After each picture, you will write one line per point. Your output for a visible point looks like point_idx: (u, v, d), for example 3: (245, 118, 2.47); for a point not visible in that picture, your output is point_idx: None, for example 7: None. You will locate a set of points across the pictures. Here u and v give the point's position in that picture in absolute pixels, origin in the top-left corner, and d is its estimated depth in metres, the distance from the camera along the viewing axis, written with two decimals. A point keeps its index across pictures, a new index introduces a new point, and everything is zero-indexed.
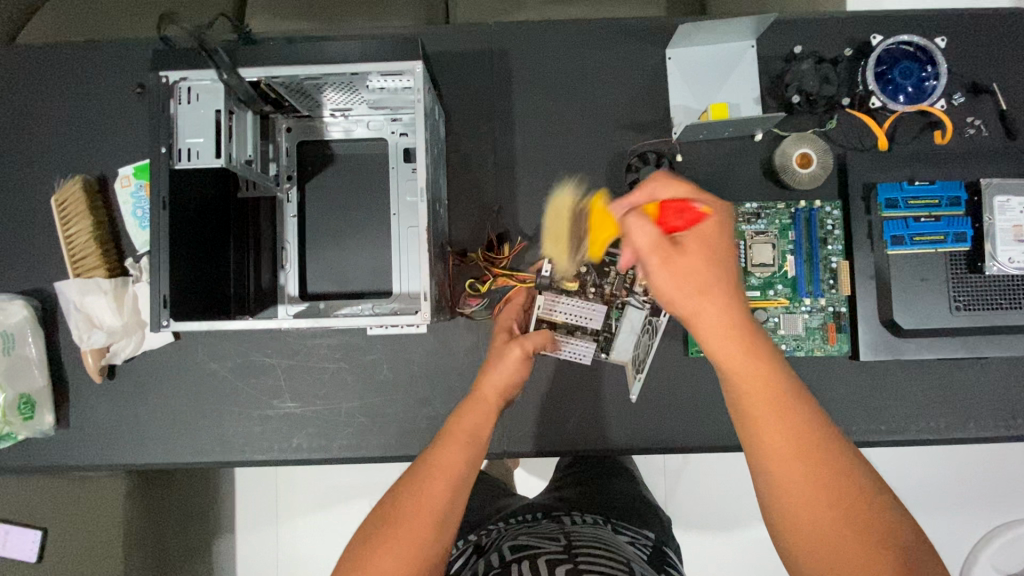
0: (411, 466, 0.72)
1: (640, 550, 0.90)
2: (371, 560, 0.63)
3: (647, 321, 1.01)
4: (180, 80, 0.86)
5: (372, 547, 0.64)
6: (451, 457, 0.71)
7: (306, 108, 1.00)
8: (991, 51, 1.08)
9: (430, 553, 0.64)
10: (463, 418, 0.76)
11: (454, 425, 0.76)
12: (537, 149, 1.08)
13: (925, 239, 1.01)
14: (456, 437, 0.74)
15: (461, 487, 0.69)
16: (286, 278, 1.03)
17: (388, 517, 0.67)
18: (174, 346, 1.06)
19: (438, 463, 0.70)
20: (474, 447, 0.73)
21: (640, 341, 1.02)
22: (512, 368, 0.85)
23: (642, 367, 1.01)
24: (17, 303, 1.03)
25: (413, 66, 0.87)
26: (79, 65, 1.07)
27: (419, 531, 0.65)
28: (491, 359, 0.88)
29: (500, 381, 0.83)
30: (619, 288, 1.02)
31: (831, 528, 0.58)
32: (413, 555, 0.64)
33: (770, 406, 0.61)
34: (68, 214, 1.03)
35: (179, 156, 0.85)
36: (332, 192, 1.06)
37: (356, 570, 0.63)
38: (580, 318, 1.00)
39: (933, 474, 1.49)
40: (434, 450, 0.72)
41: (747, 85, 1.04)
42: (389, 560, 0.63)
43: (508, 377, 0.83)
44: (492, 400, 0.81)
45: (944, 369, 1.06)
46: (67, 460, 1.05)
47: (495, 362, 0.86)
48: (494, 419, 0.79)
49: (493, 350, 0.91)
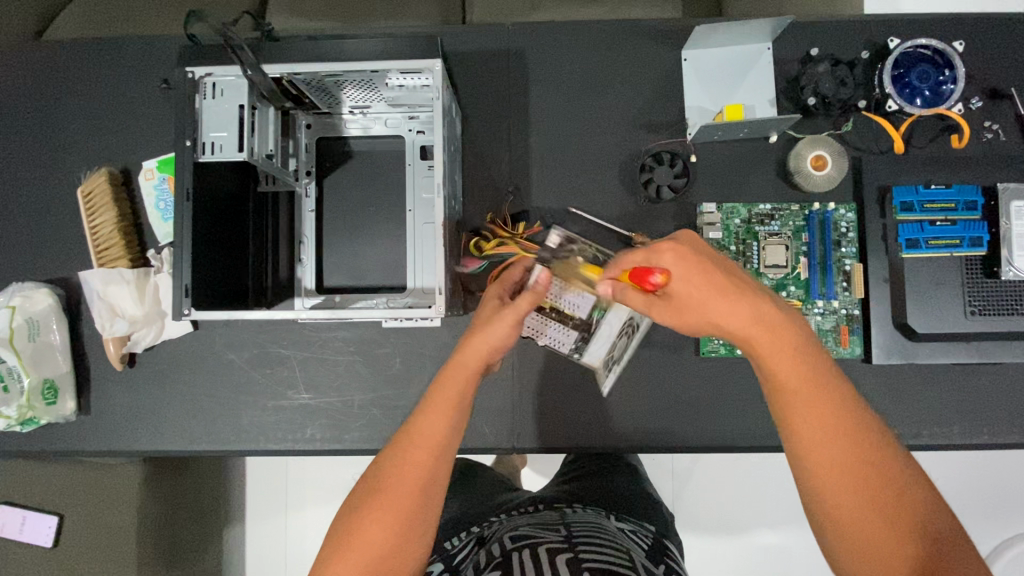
0: (394, 438, 0.74)
1: (639, 540, 0.91)
2: (358, 532, 0.68)
3: (628, 322, 1.03)
4: (206, 76, 0.88)
5: (361, 519, 0.69)
6: (432, 429, 0.73)
7: (325, 105, 1.02)
8: (1010, 55, 1.08)
9: (416, 519, 0.69)
10: (446, 382, 0.76)
11: (437, 392, 0.75)
12: (553, 148, 1.09)
13: (941, 242, 1.00)
14: (433, 412, 0.73)
15: (441, 455, 0.72)
16: (303, 270, 1.06)
17: (372, 490, 0.70)
18: (193, 336, 1.08)
19: (419, 434, 0.72)
20: (454, 421, 0.74)
21: (616, 343, 1.04)
22: (497, 335, 0.77)
23: (617, 362, 1.03)
24: (42, 291, 1.06)
25: (432, 64, 0.89)
26: (106, 61, 1.10)
27: (401, 502, 0.69)
28: (481, 323, 0.80)
29: (481, 348, 0.77)
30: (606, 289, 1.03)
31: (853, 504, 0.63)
32: (397, 525, 0.69)
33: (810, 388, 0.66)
34: (93, 205, 1.05)
35: (203, 149, 0.88)
36: (349, 187, 1.08)
37: (346, 537, 0.68)
38: (569, 304, 1.03)
39: (944, 483, 1.48)
40: (418, 420, 0.74)
41: (763, 86, 1.05)
42: (377, 532, 0.68)
43: (496, 345, 0.76)
44: (472, 364, 0.76)
45: (958, 374, 1.05)
46: (86, 445, 1.08)
47: (482, 326, 0.79)
48: (475, 383, 0.77)
49: (482, 315, 0.84)
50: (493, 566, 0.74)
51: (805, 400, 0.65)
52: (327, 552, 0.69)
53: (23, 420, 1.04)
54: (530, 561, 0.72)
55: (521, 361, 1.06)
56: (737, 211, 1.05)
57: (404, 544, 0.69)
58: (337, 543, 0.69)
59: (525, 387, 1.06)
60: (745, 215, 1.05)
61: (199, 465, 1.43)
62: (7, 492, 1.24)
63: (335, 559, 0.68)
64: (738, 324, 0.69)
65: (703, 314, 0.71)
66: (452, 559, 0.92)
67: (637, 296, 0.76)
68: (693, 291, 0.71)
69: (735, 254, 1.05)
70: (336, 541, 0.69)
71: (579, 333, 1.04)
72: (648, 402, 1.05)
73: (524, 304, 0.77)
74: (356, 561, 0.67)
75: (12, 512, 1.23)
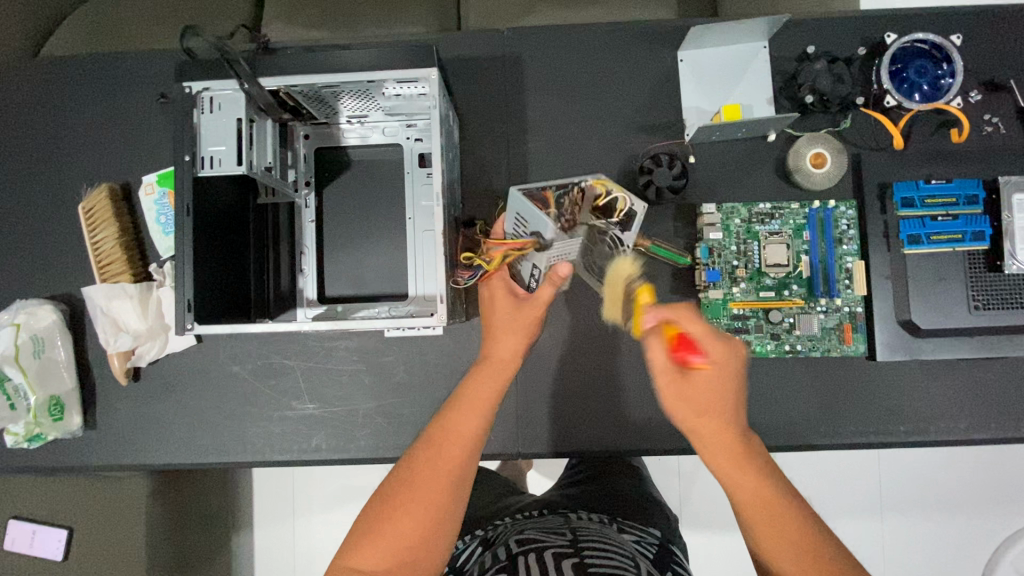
0: (427, 432, 0.77)
1: (644, 549, 0.89)
2: (389, 521, 0.69)
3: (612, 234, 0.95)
4: (203, 90, 0.88)
5: (392, 510, 0.70)
6: (465, 424, 0.76)
7: (323, 115, 1.03)
8: (1009, 48, 1.07)
9: (443, 513, 0.70)
10: (479, 380, 0.81)
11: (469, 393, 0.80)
12: (550, 152, 1.09)
13: (943, 238, 1.00)
14: (466, 408, 0.78)
15: (471, 450, 0.75)
16: (305, 281, 1.06)
17: (405, 481, 0.72)
18: (197, 349, 1.08)
19: (455, 430, 0.75)
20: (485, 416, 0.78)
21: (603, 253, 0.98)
22: (524, 333, 0.88)
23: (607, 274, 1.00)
24: (46, 307, 1.06)
25: (429, 73, 0.89)
26: (104, 77, 1.11)
27: (434, 493, 0.71)
28: (506, 322, 0.89)
29: (514, 345, 0.86)
30: (571, 210, 0.94)
31: None
32: (427, 517, 0.70)
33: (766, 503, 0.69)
34: (94, 221, 1.05)
35: (203, 164, 0.89)
36: (349, 196, 1.08)
37: (375, 528, 0.69)
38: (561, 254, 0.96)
39: (954, 476, 1.47)
40: (451, 416, 0.77)
41: (760, 85, 1.05)
42: (407, 523, 0.69)
43: (523, 343, 0.86)
44: (502, 366, 0.84)
45: (963, 369, 1.05)
46: (93, 459, 1.08)
47: (506, 329, 0.88)
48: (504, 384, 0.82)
49: (501, 317, 0.90)
50: (497, 570, 0.74)
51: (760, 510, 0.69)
52: (355, 539, 0.69)
53: (30, 437, 1.05)
54: (535, 565, 0.73)
55: (524, 366, 1.06)
56: (737, 211, 1.04)
57: (430, 537, 0.69)
58: (362, 534, 0.69)
59: (529, 392, 1.06)
60: (745, 216, 1.05)
61: (208, 475, 1.44)
62: (20, 506, 1.25)
63: (363, 548, 0.68)
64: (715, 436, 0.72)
65: (701, 411, 0.72)
66: (457, 562, 0.92)
67: (662, 357, 0.73)
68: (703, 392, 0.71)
69: (736, 254, 1.04)
70: (363, 532, 0.69)
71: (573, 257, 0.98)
72: (652, 405, 1.05)
73: (546, 293, 0.88)
74: (385, 547, 0.68)
75: (22, 526, 1.24)
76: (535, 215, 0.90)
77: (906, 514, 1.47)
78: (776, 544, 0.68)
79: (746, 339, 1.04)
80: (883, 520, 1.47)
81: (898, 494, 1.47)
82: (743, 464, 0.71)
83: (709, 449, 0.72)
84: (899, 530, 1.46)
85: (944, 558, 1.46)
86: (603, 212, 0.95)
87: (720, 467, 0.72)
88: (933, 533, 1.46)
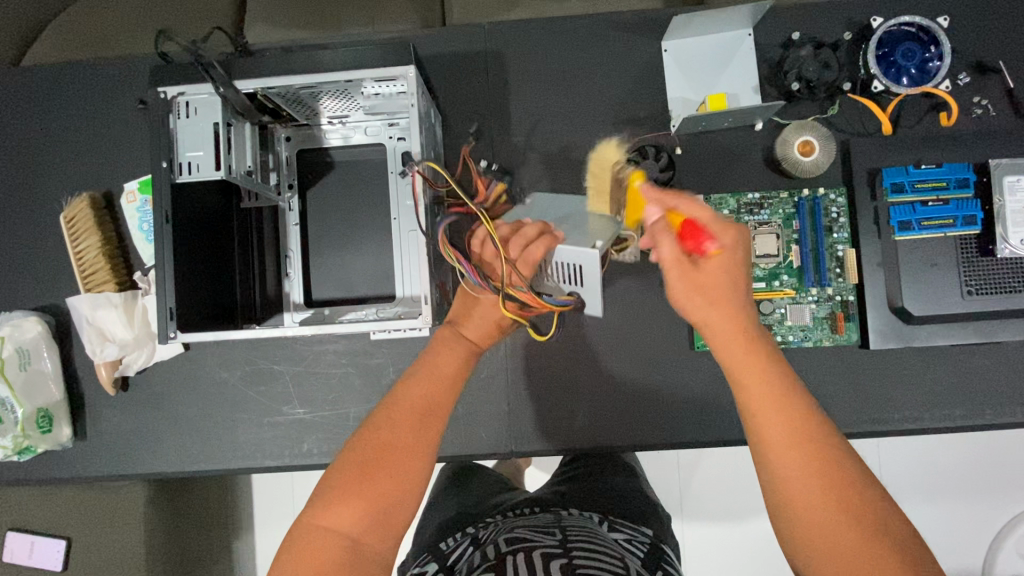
0: (398, 392, 0.75)
1: (635, 548, 0.88)
2: (366, 482, 0.67)
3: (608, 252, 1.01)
4: (179, 95, 0.87)
5: (371, 473, 0.68)
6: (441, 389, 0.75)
7: (304, 117, 1.01)
8: (998, 29, 1.05)
9: (420, 483, 0.70)
10: (455, 352, 0.80)
11: (443, 357, 0.79)
12: (536, 147, 1.08)
13: (934, 223, 0.99)
14: (440, 376, 0.76)
15: (445, 416, 0.74)
16: (291, 285, 1.05)
17: (384, 443, 0.70)
18: (185, 356, 1.08)
19: (434, 400, 0.74)
20: (455, 383, 0.77)
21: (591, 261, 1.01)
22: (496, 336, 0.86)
23: None
24: (31, 319, 1.05)
25: (407, 70, 0.88)
26: (82, 85, 1.09)
27: (413, 457, 0.70)
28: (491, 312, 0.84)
29: (492, 330, 0.84)
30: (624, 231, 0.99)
31: (807, 490, 0.60)
32: (405, 483, 0.68)
33: (769, 391, 0.65)
34: (76, 231, 1.05)
35: (180, 170, 0.87)
36: (333, 199, 1.07)
37: (350, 487, 0.67)
38: None
39: (956, 461, 1.46)
40: (430, 384, 0.75)
41: (744, 74, 1.03)
42: (384, 483, 0.68)
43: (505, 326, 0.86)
44: (474, 340, 0.83)
45: (957, 356, 1.04)
46: (85, 470, 1.08)
47: (488, 335, 0.84)
48: (474, 358, 0.82)
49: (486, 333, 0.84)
50: (484, 570, 0.74)
51: (760, 395, 0.65)
52: (329, 497, 0.67)
53: (20, 450, 1.04)
54: (521, 565, 0.72)
55: (514, 364, 1.06)
56: (725, 201, 1.04)
57: (406, 503, 0.68)
58: (335, 497, 0.67)
59: (521, 390, 1.06)
60: (733, 207, 1.04)
61: (205, 482, 1.43)
62: (17, 518, 1.24)
63: (336, 510, 0.66)
64: (719, 324, 0.70)
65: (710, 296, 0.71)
66: (446, 561, 0.90)
67: (671, 247, 0.72)
68: (713, 281, 0.71)
69: None
70: (336, 491, 0.67)
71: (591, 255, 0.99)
72: (645, 400, 1.04)
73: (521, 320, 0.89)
74: (361, 509, 0.66)
75: (19, 537, 1.24)
76: (592, 294, 0.83)
77: (908, 500, 1.46)
78: (772, 426, 0.63)
79: None
80: None
81: (899, 481, 1.47)
82: (752, 355, 0.68)
83: (717, 336, 0.70)
84: None
85: (947, 542, 1.45)
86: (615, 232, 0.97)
87: (726, 354, 0.69)
88: (936, 518, 1.46)
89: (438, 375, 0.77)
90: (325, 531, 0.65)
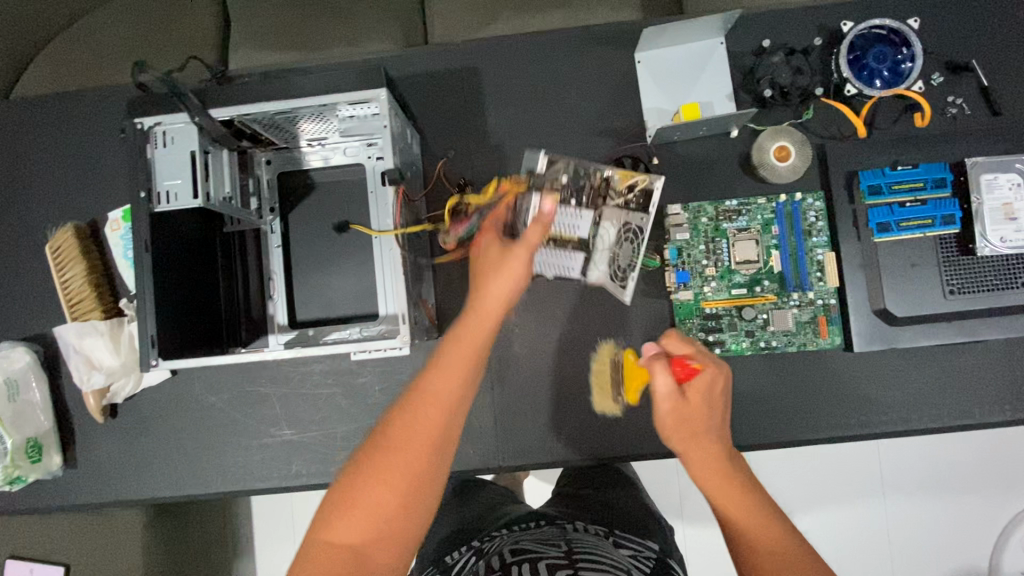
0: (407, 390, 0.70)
1: (641, 564, 0.88)
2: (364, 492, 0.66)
3: (625, 227, 1.01)
4: (155, 125, 0.88)
5: (367, 480, 0.67)
6: (450, 384, 0.70)
7: (283, 140, 1.02)
8: (970, 29, 1.06)
9: (416, 484, 0.67)
10: (467, 328, 0.73)
11: (458, 346, 0.72)
12: (515, 161, 1.09)
13: (912, 224, 0.99)
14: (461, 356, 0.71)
15: (451, 411, 0.69)
16: (275, 307, 1.05)
17: (379, 446, 0.68)
18: (173, 382, 1.08)
19: (432, 391, 0.69)
20: (470, 375, 0.72)
21: (622, 249, 1.01)
22: (512, 275, 0.76)
23: (628, 273, 1.01)
24: (19, 349, 1.07)
25: (378, 92, 0.90)
26: (65, 117, 1.11)
27: (412, 462, 0.67)
28: (491, 262, 0.79)
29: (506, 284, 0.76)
30: (593, 199, 0.99)
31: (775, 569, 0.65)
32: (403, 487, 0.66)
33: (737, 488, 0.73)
34: (62, 260, 1.05)
35: (159, 199, 0.88)
36: (315, 220, 1.08)
37: (347, 497, 0.66)
38: (568, 228, 0.99)
39: (958, 455, 1.45)
40: (433, 374, 0.70)
41: (719, 82, 1.04)
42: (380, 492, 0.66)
43: (513, 289, 0.76)
44: (491, 311, 0.75)
45: (945, 356, 1.04)
46: (77, 497, 1.08)
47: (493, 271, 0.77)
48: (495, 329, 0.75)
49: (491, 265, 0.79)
50: None
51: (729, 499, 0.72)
52: (329, 512, 0.67)
53: (10, 480, 1.03)
54: None
55: (499, 377, 1.07)
56: (703, 210, 1.04)
57: (408, 510, 0.66)
58: (336, 507, 0.67)
59: (507, 405, 1.07)
60: (711, 214, 1.04)
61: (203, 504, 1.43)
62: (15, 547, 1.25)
63: (337, 521, 0.66)
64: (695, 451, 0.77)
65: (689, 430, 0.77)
66: None
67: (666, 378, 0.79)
68: (696, 412, 0.78)
69: (705, 253, 1.03)
70: (336, 498, 0.67)
71: (582, 255, 1.01)
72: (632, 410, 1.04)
73: (535, 234, 0.76)
74: (359, 519, 0.65)
75: (18, 566, 1.24)
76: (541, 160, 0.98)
77: (909, 497, 1.45)
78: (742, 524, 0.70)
79: (720, 338, 1.03)
80: (886, 506, 1.45)
81: (900, 480, 1.46)
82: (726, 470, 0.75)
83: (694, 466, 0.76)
84: (904, 514, 1.45)
85: (953, 539, 1.44)
86: (623, 193, 1.00)
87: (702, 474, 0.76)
88: (940, 515, 1.45)
89: (450, 370, 0.70)
90: (327, 546, 0.65)
